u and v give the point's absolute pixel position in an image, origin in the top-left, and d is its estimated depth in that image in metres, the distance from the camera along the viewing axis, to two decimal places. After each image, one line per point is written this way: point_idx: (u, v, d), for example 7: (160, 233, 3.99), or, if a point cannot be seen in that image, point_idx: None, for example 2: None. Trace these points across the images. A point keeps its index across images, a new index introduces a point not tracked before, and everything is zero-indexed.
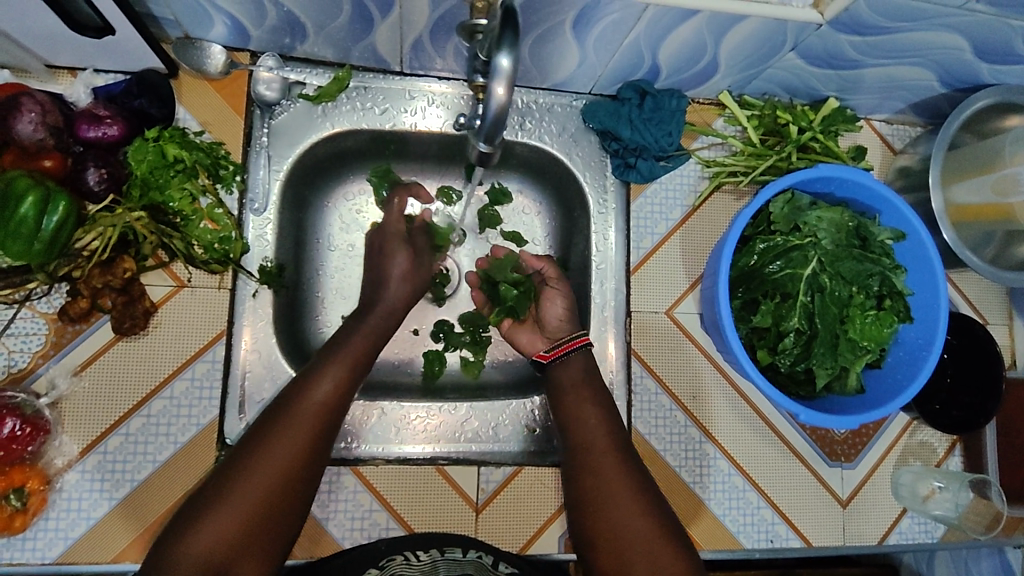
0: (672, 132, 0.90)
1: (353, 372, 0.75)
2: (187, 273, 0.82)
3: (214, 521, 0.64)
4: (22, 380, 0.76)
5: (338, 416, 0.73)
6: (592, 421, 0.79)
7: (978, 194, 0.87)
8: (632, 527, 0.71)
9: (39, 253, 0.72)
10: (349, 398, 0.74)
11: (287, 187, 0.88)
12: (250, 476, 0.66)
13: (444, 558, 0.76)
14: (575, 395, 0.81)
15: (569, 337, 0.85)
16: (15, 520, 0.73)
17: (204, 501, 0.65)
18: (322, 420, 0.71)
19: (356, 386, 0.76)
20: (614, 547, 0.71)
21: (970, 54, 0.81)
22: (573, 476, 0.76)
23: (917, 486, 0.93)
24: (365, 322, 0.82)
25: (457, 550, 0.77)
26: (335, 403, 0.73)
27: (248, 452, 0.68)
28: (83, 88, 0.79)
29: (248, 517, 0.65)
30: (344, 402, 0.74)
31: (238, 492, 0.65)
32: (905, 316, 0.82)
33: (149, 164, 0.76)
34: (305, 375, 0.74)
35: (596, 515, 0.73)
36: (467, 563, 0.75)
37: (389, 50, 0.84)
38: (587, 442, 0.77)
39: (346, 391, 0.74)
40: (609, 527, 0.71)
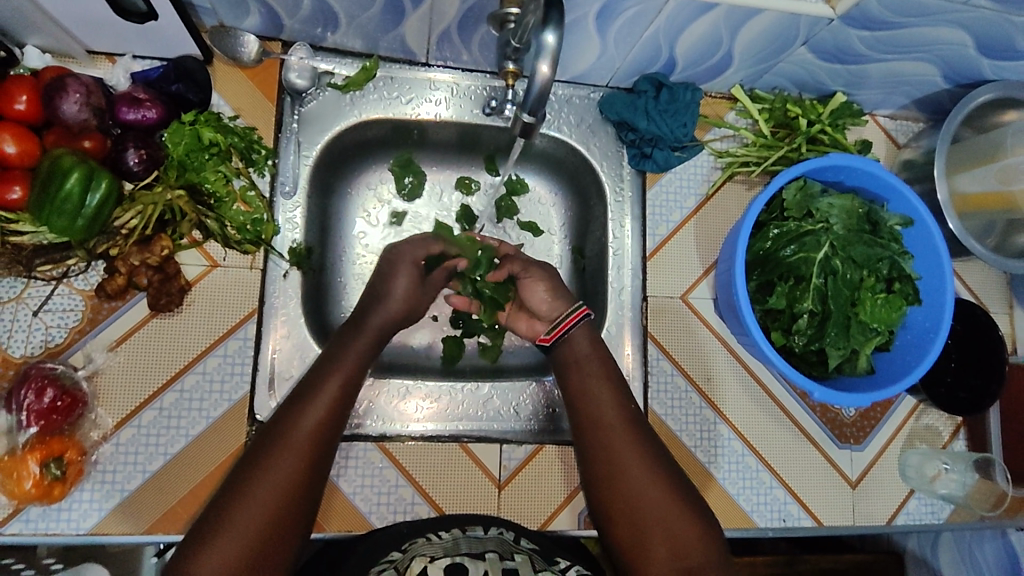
0: (687, 123, 0.93)
1: (342, 397, 0.74)
2: (220, 254, 0.84)
3: (208, 562, 0.61)
4: (59, 354, 0.78)
5: (326, 447, 0.70)
6: (603, 402, 0.79)
7: (981, 182, 0.91)
8: (647, 507, 0.72)
9: (82, 229, 0.74)
10: (339, 424, 0.72)
11: (315, 172, 0.91)
12: (243, 511, 0.64)
13: (466, 536, 0.75)
14: (587, 382, 0.81)
15: (569, 312, 0.84)
16: (54, 488, 0.74)
17: (196, 542, 0.62)
18: (318, 440, 0.70)
19: (345, 412, 0.74)
20: (632, 521, 0.72)
21: (973, 50, 0.85)
22: (588, 453, 0.77)
23: (924, 467, 0.96)
24: (351, 340, 0.79)
25: (477, 529, 0.77)
26: (324, 431, 0.71)
27: (239, 488, 0.65)
28: (123, 72, 0.82)
29: (243, 552, 0.62)
30: (334, 429, 0.72)
31: (231, 529, 0.63)
32: (914, 299, 0.85)
33: (186, 147, 0.79)
34: (293, 405, 0.72)
35: (613, 491, 0.74)
36: (489, 540, 0.75)
37: (417, 41, 0.87)
38: (601, 425, 0.78)
39: (336, 418, 0.72)
40: (625, 502, 0.72)
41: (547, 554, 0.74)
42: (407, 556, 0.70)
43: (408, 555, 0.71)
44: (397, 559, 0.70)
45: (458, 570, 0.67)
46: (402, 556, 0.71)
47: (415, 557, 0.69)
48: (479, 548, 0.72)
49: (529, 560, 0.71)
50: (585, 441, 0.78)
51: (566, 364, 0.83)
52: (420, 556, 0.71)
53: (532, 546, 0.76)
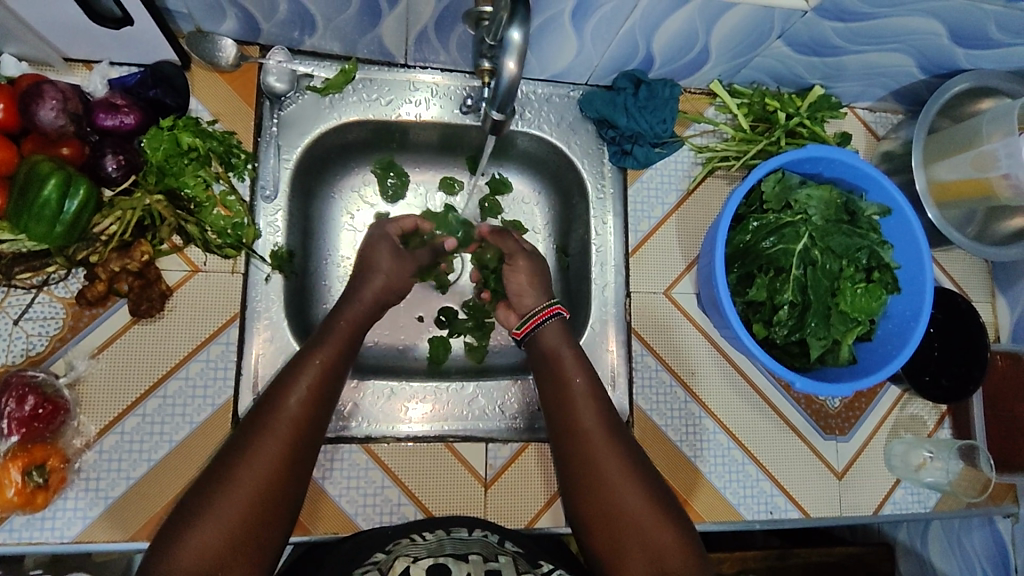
0: (666, 119, 0.94)
1: (325, 382, 0.75)
2: (201, 258, 0.84)
3: (195, 539, 0.61)
4: (41, 362, 0.78)
5: (312, 427, 0.71)
6: (580, 408, 0.79)
7: (959, 170, 0.91)
8: (622, 507, 0.72)
9: (61, 236, 0.74)
10: (324, 407, 0.73)
11: (296, 176, 0.91)
12: (229, 491, 0.64)
13: (450, 537, 0.75)
14: (562, 384, 0.82)
15: (540, 309, 0.88)
16: (37, 496, 0.74)
17: (182, 522, 0.62)
18: (304, 420, 0.71)
19: (328, 396, 0.74)
20: (609, 525, 0.73)
21: (946, 39, 0.85)
22: (566, 460, 0.78)
23: (909, 456, 0.97)
24: (335, 329, 0.81)
25: (463, 530, 0.78)
26: (309, 413, 0.72)
27: (226, 469, 0.66)
28: (100, 79, 0.82)
29: (230, 531, 0.63)
30: (319, 412, 0.73)
31: (217, 508, 0.63)
32: (893, 288, 0.86)
33: (164, 152, 0.79)
34: (278, 389, 0.73)
35: (591, 496, 0.74)
36: (474, 542, 0.75)
37: (395, 42, 0.88)
38: (579, 430, 0.78)
39: (320, 401, 0.73)
40: (601, 508, 0.73)
41: (531, 557, 0.74)
42: (390, 556, 0.70)
43: (392, 556, 0.71)
44: (381, 559, 0.71)
45: (440, 571, 0.67)
46: (386, 557, 0.71)
47: (398, 557, 0.70)
48: (463, 550, 0.72)
49: (512, 562, 0.71)
50: (563, 446, 0.78)
51: (552, 363, 0.84)
52: (404, 556, 0.71)
53: (517, 548, 0.76)
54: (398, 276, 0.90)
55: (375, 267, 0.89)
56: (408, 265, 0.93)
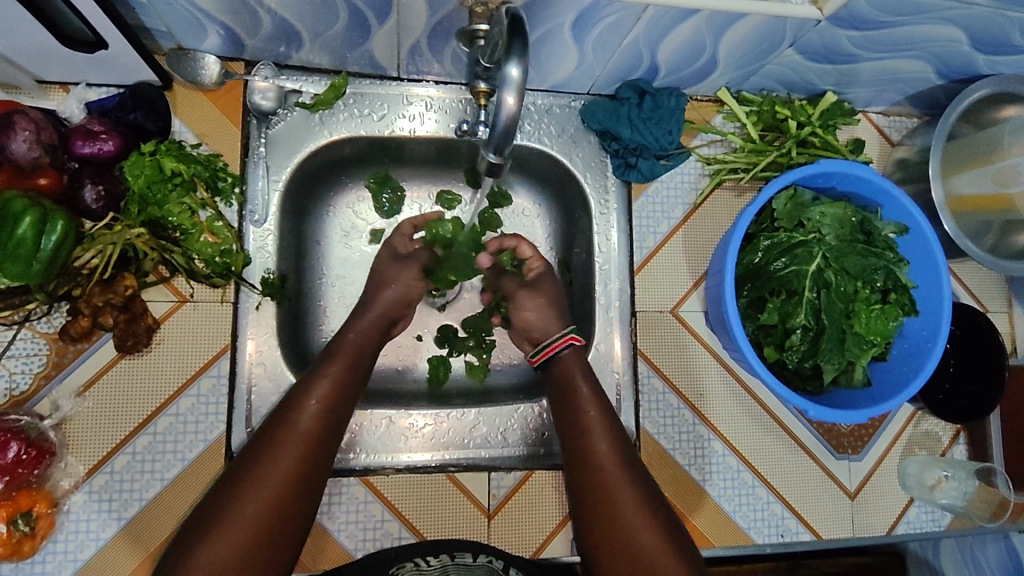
0: (672, 131, 0.90)
1: (339, 394, 0.74)
2: (188, 288, 0.81)
3: (206, 553, 0.60)
4: (25, 403, 0.75)
5: (325, 442, 0.70)
6: (595, 433, 0.77)
7: (978, 185, 0.87)
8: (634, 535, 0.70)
9: (39, 274, 0.70)
10: (337, 421, 0.72)
11: (287, 197, 0.87)
12: (240, 504, 0.63)
13: (455, 564, 0.74)
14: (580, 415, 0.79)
15: (555, 339, 0.85)
16: (24, 545, 0.71)
17: (194, 536, 0.62)
18: (315, 436, 0.70)
19: (342, 413, 0.74)
20: (614, 551, 0.70)
21: (967, 46, 0.81)
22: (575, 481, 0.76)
23: (923, 476, 0.94)
24: (343, 343, 0.80)
25: (467, 555, 0.76)
26: (322, 426, 0.71)
27: (237, 482, 0.65)
28: (76, 103, 0.78)
29: (241, 545, 0.62)
30: (332, 425, 0.72)
31: (229, 521, 0.62)
32: (910, 309, 0.82)
33: (146, 178, 0.75)
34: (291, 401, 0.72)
35: (600, 521, 0.72)
36: (478, 568, 0.74)
37: (386, 56, 0.83)
38: (592, 459, 0.75)
39: (333, 414, 0.72)
40: (612, 534, 0.70)
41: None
42: None
43: None
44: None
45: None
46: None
47: None
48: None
49: None
50: (575, 467, 0.76)
51: (567, 396, 0.81)
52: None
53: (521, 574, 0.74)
54: (394, 299, 0.87)
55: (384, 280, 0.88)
56: (404, 287, 0.89)
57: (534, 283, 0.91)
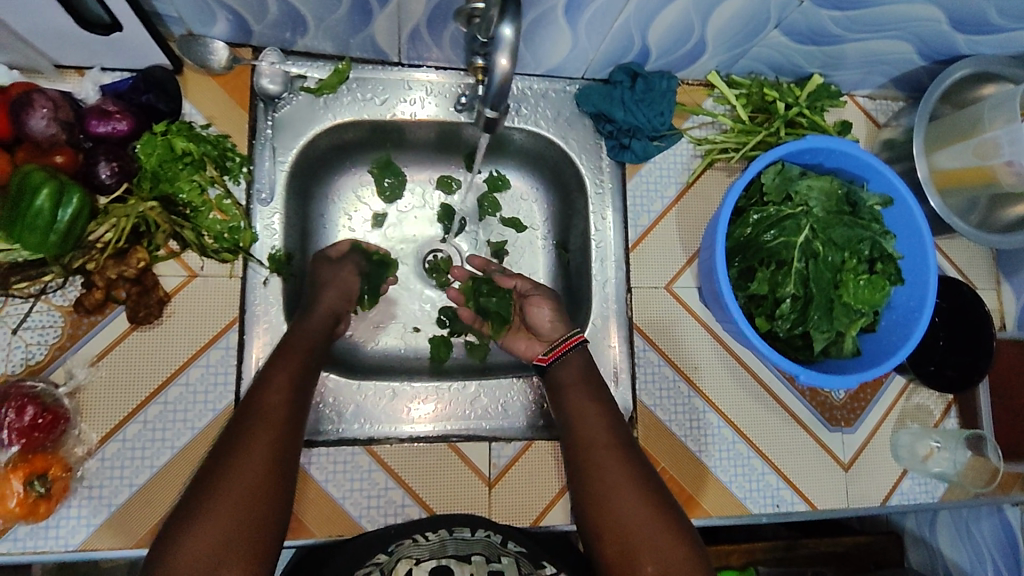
0: (664, 112, 0.93)
1: (299, 378, 0.76)
2: (198, 263, 0.83)
3: (193, 538, 0.60)
4: (40, 371, 0.78)
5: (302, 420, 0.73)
6: (590, 433, 0.80)
7: (960, 159, 0.90)
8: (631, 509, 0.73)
9: (55, 245, 0.73)
10: (301, 405, 0.74)
11: (292, 177, 0.90)
12: (235, 475, 0.65)
13: (452, 538, 0.75)
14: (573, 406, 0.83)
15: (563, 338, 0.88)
16: (39, 506, 0.73)
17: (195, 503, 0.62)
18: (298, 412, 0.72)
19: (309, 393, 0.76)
20: (621, 540, 0.72)
21: (946, 25, 0.84)
22: (575, 474, 0.79)
23: (916, 447, 0.97)
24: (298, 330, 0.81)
25: (466, 529, 0.78)
26: (288, 411, 0.72)
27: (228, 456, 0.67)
28: (92, 85, 0.81)
29: (229, 526, 0.62)
30: (298, 409, 0.73)
31: (213, 505, 0.63)
32: (897, 279, 0.85)
33: (158, 157, 0.79)
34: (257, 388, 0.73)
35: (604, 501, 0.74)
36: (477, 542, 0.75)
37: (388, 41, 0.87)
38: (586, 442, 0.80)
39: (297, 399, 0.74)
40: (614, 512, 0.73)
41: (534, 558, 0.74)
42: (393, 558, 0.73)
43: (395, 556, 0.74)
44: (383, 561, 0.73)
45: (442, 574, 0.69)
46: (388, 559, 0.73)
47: (401, 559, 0.72)
48: (466, 551, 0.73)
49: (513, 566, 0.71)
50: (575, 461, 0.79)
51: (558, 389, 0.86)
52: (406, 559, 0.73)
53: (520, 548, 0.76)
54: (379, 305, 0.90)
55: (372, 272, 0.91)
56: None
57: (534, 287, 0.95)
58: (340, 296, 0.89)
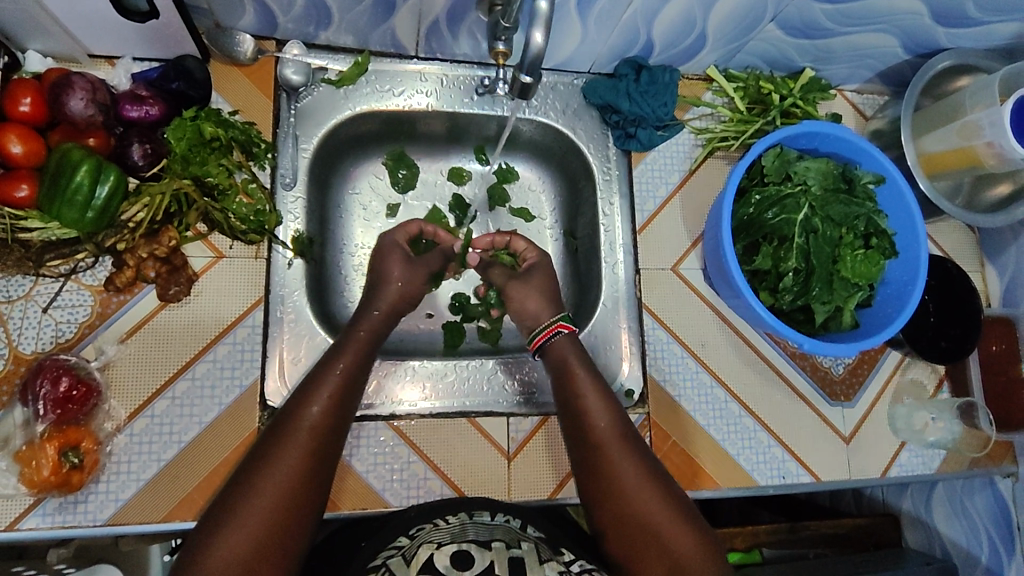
0: (667, 103, 0.98)
1: (341, 388, 0.77)
2: (225, 244, 0.86)
3: (225, 546, 0.63)
4: (71, 348, 0.80)
5: (332, 426, 0.74)
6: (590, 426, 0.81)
7: (945, 141, 0.95)
8: (642, 505, 0.74)
9: (91, 222, 0.76)
10: (344, 415, 0.75)
11: (313, 164, 0.94)
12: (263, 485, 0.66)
13: (472, 522, 0.75)
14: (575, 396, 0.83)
15: (547, 325, 0.90)
16: (72, 477, 0.74)
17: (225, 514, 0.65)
18: (326, 420, 0.73)
19: (345, 399, 0.77)
20: (630, 532, 0.74)
21: (928, 18, 0.91)
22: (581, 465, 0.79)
23: (912, 419, 1.01)
24: (352, 339, 0.83)
25: (485, 513, 0.78)
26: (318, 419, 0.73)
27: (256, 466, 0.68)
28: (124, 73, 0.85)
29: (259, 535, 0.64)
30: (333, 416, 0.75)
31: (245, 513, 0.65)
32: (891, 253, 0.90)
33: (188, 141, 0.81)
34: (298, 399, 0.75)
35: (615, 498, 0.76)
36: (497, 527, 0.76)
37: (407, 34, 0.91)
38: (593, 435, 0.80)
39: (339, 410, 0.75)
40: (624, 508, 0.75)
41: (553, 544, 0.75)
42: (414, 543, 0.71)
43: (416, 541, 0.72)
44: (404, 545, 0.72)
45: (464, 557, 0.69)
46: (409, 543, 0.72)
47: (423, 543, 0.71)
48: (487, 536, 0.73)
49: (534, 550, 0.71)
50: (580, 452, 0.80)
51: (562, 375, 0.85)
52: (428, 544, 0.72)
53: (538, 534, 0.77)
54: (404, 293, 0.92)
55: (396, 260, 0.94)
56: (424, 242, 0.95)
57: (526, 274, 0.96)
58: (372, 286, 0.92)
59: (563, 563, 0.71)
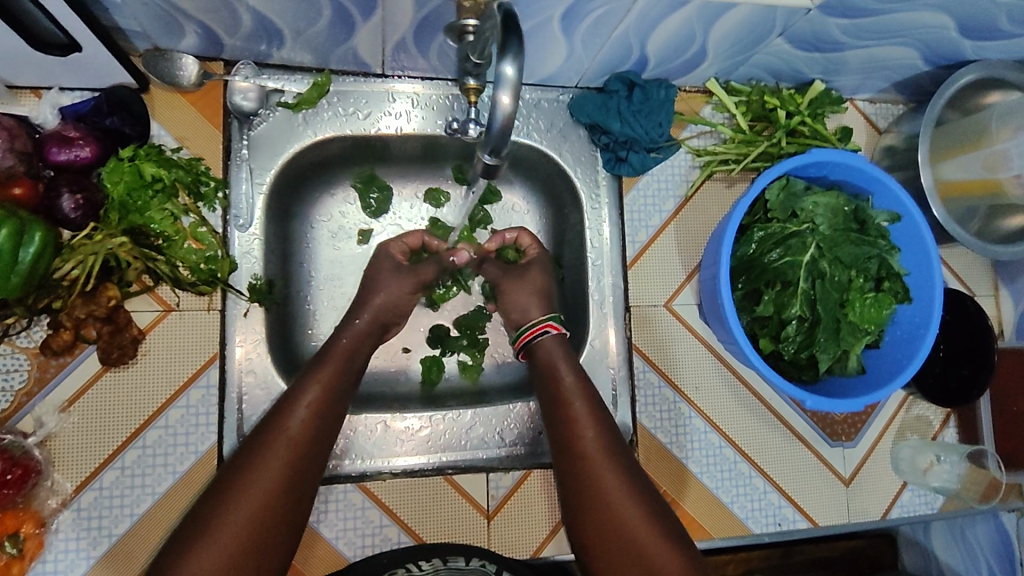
0: (662, 123, 0.89)
1: (329, 404, 0.72)
2: (174, 297, 0.78)
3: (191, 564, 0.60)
4: (7, 420, 0.73)
5: (312, 445, 0.69)
6: (584, 429, 0.76)
7: (966, 169, 0.88)
8: (633, 521, 0.71)
9: (18, 287, 0.68)
10: (327, 427, 0.71)
11: (272, 199, 0.85)
12: (231, 505, 0.63)
13: None
14: (573, 394, 0.78)
15: (534, 322, 0.84)
16: (12, 567, 0.69)
17: (190, 536, 0.62)
18: (306, 440, 0.69)
19: (331, 416, 0.72)
20: (618, 542, 0.70)
21: (954, 32, 0.81)
22: (570, 470, 0.75)
23: (916, 460, 0.96)
24: (333, 350, 0.78)
25: (459, 559, 0.75)
26: (302, 435, 0.69)
27: (227, 485, 0.65)
28: (50, 109, 0.75)
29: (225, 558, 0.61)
30: (320, 435, 0.70)
31: (215, 532, 0.62)
32: (904, 297, 0.83)
33: (126, 185, 0.73)
34: (276, 412, 0.70)
35: (604, 507, 0.72)
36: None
37: (370, 52, 0.81)
38: (587, 440, 0.75)
39: (322, 421, 0.71)
40: (612, 519, 0.71)
41: None
42: None
43: None
44: None
45: None
46: None
47: None
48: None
49: None
50: (568, 465, 0.75)
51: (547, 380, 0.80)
52: None
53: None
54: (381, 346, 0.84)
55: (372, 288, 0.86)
56: (404, 291, 0.87)
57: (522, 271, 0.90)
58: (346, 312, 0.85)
59: None
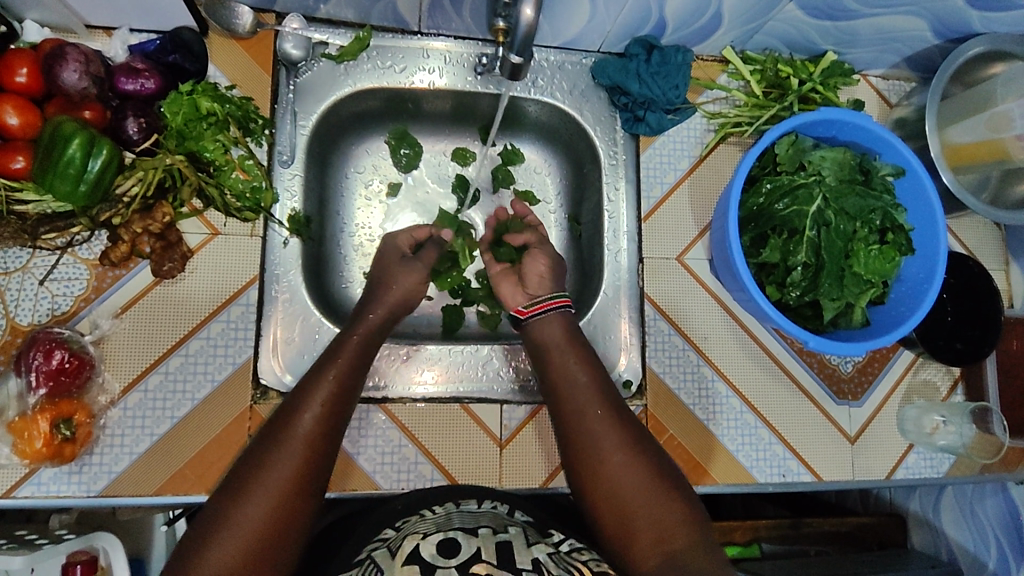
0: (679, 85, 0.93)
1: (339, 399, 0.72)
2: (220, 221, 0.86)
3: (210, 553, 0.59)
4: (67, 321, 0.80)
5: (328, 439, 0.69)
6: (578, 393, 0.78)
7: (971, 132, 0.91)
8: (633, 494, 0.70)
9: (84, 195, 0.75)
10: (339, 422, 0.70)
11: (312, 141, 0.92)
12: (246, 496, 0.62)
13: (459, 511, 0.70)
14: (564, 373, 0.80)
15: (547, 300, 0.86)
16: (64, 449, 0.75)
17: (206, 527, 0.61)
18: (319, 433, 0.68)
19: (344, 410, 0.72)
20: (620, 514, 0.70)
21: (961, 2, 0.85)
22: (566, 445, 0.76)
23: (921, 421, 0.98)
24: (347, 343, 0.79)
25: (472, 502, 0.74)
26: (317, 427, 0.68)
27: (241, 478, 0.64)
28: (120, 45, 0.84)
29: (241, 548, 0.60)
30: (335, 427, 0.70)
31: (229, 530, 0.60)
32: (908, 249, 0.86)
33: (184, 116, 0.80)
34: (288, 408, 0.70)
35: (598, 479, 0.72)
36: (483, 514, 0.71)
37: (408, 9, 0.88)
38: (581, 413, 0.76)
39: (334, 422, 0.70)
40: (611, 494, 0.71)
41: (541, 526, 0.71)
42: (400, 534, 0.66)
43: (402, 533, 0.67)
44: (389, 537, 0.67)
45: (451, 546, 0.62)
46: (395, 535, 0.67)
47: (408, 534, 0.65)
48: (472, 523, 0.67)
49: (523, 532, 0.66)
50: (564, 433, 0.77)
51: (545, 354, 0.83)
52: (413, 534, 0.66)
53: (525, 519, 0.72)
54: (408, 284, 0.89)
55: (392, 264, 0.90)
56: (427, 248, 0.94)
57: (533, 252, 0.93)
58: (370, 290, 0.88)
59: (552, 544, 0.66)
